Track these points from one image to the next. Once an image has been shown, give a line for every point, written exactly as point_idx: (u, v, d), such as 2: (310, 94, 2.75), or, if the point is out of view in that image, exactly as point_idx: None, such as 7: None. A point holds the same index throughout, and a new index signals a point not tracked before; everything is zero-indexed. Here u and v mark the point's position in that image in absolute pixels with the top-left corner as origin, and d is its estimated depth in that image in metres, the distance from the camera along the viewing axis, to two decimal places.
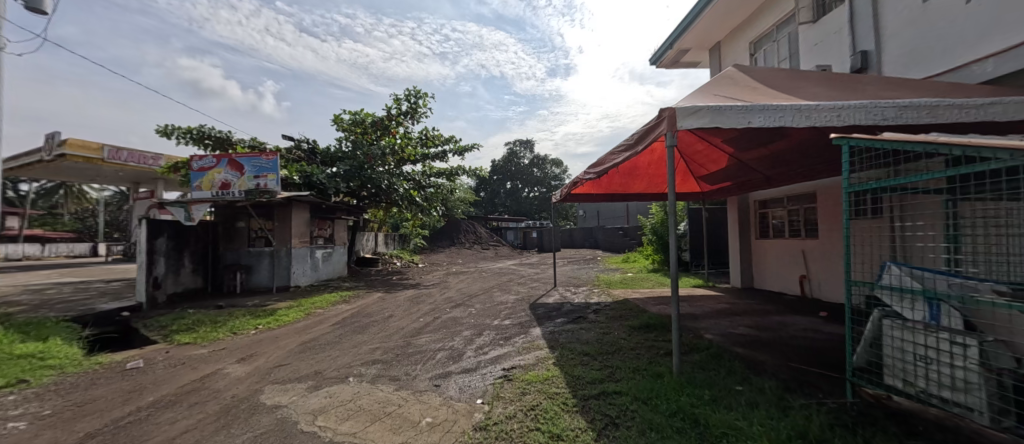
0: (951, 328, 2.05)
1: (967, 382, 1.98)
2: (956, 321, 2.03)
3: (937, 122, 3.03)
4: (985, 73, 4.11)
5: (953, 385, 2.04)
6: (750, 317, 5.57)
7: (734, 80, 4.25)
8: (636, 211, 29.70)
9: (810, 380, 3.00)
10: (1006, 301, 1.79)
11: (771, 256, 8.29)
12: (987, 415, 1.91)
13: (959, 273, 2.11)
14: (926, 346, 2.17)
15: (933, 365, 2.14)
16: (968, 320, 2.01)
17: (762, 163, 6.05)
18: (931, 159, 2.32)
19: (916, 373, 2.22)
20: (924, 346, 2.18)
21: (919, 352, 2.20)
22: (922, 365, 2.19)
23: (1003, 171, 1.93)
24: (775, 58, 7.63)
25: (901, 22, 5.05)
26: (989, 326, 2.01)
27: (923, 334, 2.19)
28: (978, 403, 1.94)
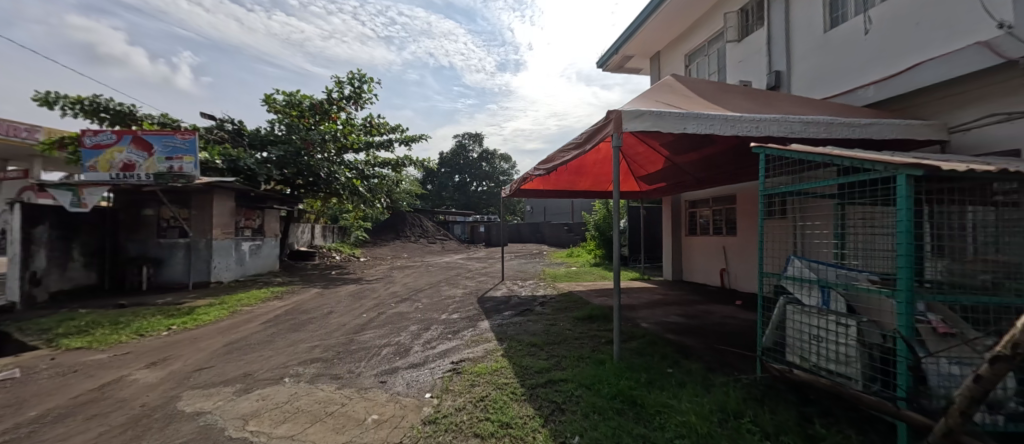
0: (837, 311, 2.42)
1: (848, 355, 2.32)
2: (841, 305, 2.41)
3: (832, 137, 3.56)
4: (868, 98, 4.79)
5: (837, 359, 2.37)
6: (680, 307, 6.09)
7: (672, 88, 4.59)
8: (580, 208, 30.93)
9: (729, 360, 3.37)
10: (880, 288, 2.15)
11: (698, 252, 9.08)
12: (860, 382, 2.25)
13: (847, 267, 2.52)
14: (819, 327, 2.51)
15: (823, 343, 2.48)
16: (851, 304, 2.40)
17: (694, 166, 6.59)
18: (826, 169, 2.71)
19: (811, 350, 2.56)
20: (818, 327, 2.52)
21: (814, 332, 2.55)
22: (815, 343, 2.54)
23: (880, 180, 2.28)
24: (707, 71, 8.28)
25: (807, 49, 5.78)
26: (867, 310, 2.38)
27: (817, 317, 2.54)
28: (855, 372, 2.28)
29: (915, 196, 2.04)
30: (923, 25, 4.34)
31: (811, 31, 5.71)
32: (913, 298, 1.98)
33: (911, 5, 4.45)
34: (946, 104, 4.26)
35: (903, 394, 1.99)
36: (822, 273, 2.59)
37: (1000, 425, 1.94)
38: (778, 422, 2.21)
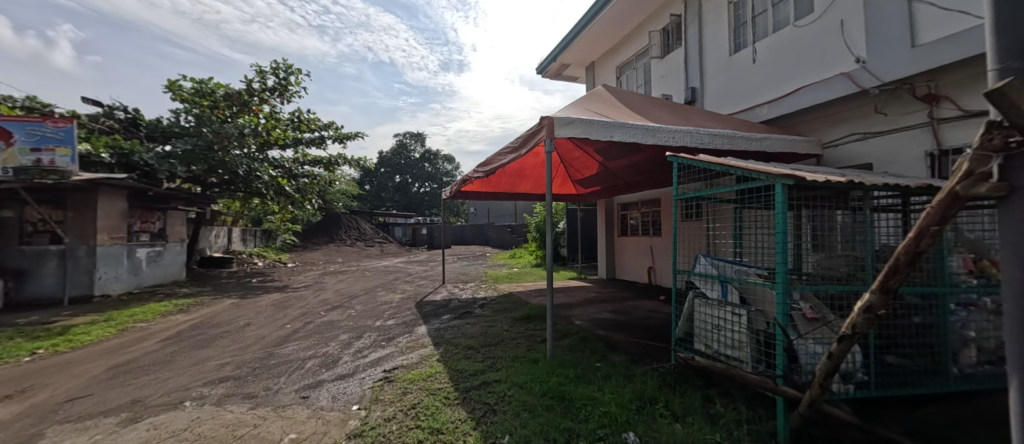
0: (732, 302, 2.68)
1: (741, 341, 2.59)
2: (737, 297, 2.65)
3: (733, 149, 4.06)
4: (763, 115, 5.51)
5: (733, 344, 2.64)
6: (612, 303, 6.46)
7: (602, 97, 4.87)
8: (523, 210, 31.46)
9: (651, 351, 3.65)
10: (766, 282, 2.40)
11: (628, 252, 9.69)
12: (749, 364, 2.52)
13: (742, 263, 2.77)
14: (719, 317, 2.77)
15: (723, 331, 2.74)
16: (745, 296, 2.64)
17: (625, 171, 7.02)
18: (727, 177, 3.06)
19: (713, 337, 2.82)
20: (719, 317, 2.78)
21: (716, 322, 2.81)
22: (716, 331, 2.80)
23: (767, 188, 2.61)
24: (635, 83, 8.90)
25: (716, 69, 6.49)
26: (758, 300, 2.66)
27: (718, 308, 2.80)
28: (746, 356, 2.55)
29: (789, 202, 2.38)
30: (803, 56, 5.13)
31: (718, 55, 6.44)
32: (786, 289, 2.29)
33: (793, 38, 5.26)
34: (821, 123, 5.04)
35: (781, 372, 2.23)
36: (721, 269, 2.82)
37: (851, 393, 2.26)
38: (687, 406, 2.45)
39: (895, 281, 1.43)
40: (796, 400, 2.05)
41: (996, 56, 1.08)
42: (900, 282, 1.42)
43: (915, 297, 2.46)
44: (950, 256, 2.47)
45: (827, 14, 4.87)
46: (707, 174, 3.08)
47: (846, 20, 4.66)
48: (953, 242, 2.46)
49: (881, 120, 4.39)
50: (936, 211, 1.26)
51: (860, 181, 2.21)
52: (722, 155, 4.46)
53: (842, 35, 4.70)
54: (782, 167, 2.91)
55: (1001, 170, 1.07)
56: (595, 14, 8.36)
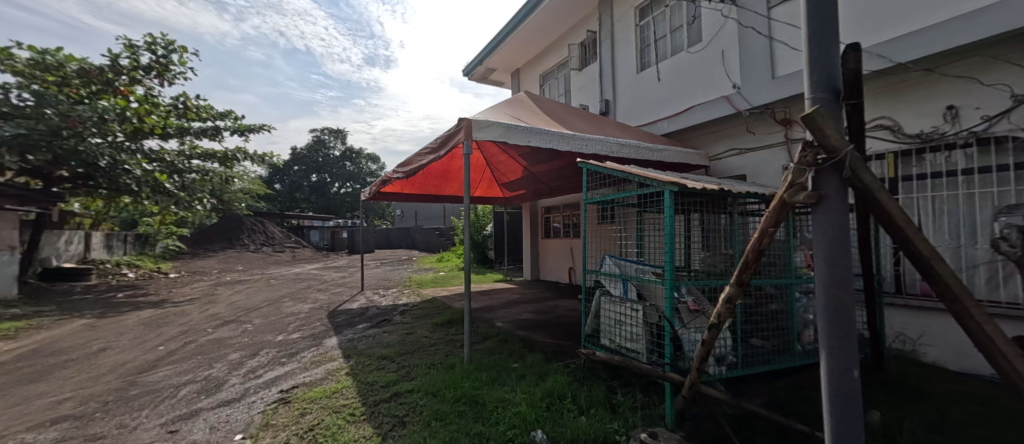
0: (631, 299, 2.87)
1: (637, 334, 2.78)
2: (635, 294, 2.85)
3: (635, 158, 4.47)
4: (663, 129, 6.15)
5: (631, 338, 2.82)
6: (534, 304, 6.65)
7: (523, 103, 5.00)
8: (451, 213, 30.98)
9: (566, 349, 3.81)
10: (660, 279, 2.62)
11: (551, 253, 10.08)
12: (644, 355, 2.72)
13: (642, 263, 2.98)
14: (620, 313, 2.95)
15: (623, 325, 2.92)
16: (641, 293, 2.85)
17: (546, 176, 7.28)
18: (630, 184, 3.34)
19: (615, 332, 2.99)
20: (620, 313, 2.95)
21: (617, 317, 2.98)
22: (617, 326, 2.97)
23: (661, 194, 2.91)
24: (557, 92, 9.31)
25: (625, 84, 7.08)
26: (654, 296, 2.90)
27: (619, 304, 2.97)
28: (641, 348, 2.74)
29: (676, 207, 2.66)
30: (694, 79, 5.84)
31: (627, 72, 7.04)
32: (673, 285, 2.55)
33: (686, 63, 5.96)
34: (708, 138, 5.78)
35: (668, 360, 2.51)
36: (624, 268, 3.01)
37: (724, 374, 2.56)
38: (591, 399, 2.60)
39: (746, 275, 1.64)
40: (679, 386, 2.28)
41: (810, 88, 1.36)
42: (750, 276, 1.64)
43: (772, 288, 2.93)
44: (795, 252, 3.02)
45: (712, 44, 5.59)
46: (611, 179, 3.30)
47: (726, 51, 5.40)
48: (797, 241, 3.04)
49: (751, 138, 5.19)
50: (771, 215, 1.49)
51: (729, 189, 2.57)
52: (627, 163, 4.88)
53: (723, 63, 5.44)
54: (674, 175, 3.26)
55: (815, 180, 1.33)
56: (519, 22, 8.55)
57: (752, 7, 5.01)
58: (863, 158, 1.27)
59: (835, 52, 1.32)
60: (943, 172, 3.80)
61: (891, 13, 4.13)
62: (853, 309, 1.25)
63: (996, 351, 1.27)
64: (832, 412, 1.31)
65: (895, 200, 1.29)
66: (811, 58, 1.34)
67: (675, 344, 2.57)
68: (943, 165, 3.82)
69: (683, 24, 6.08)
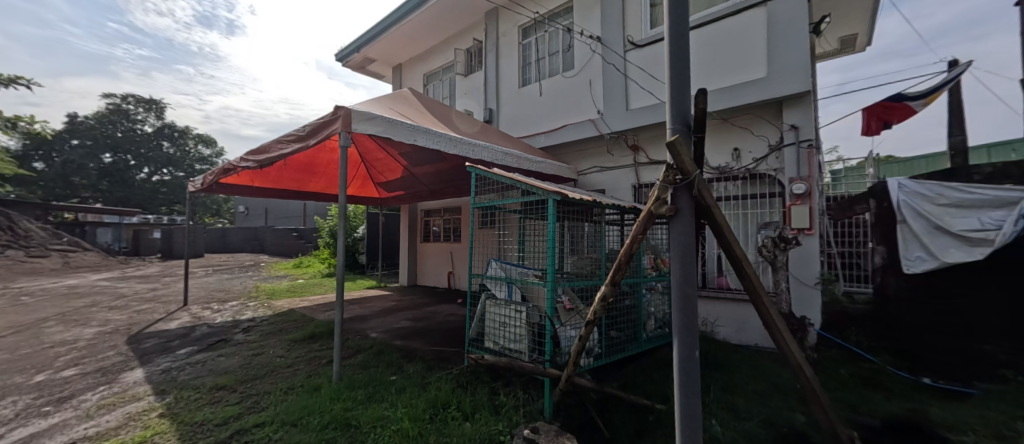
0: (515, 300, 2.97)
1: (520, 335, 2.87)
2: (519, 296, 2.96)
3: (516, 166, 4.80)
4: (541, 143, 6.66)
5: (514, 339, 2.91)
6: (411, 311, 6.38)
7: (408, 100, 4.80)
8: (315, 212, 27.61)
9: (446, 355, 3.75)
10: (543, 280, 2.78)
11: (430, 258, 9.84)
12: (526, 354, 2.82)
13: (524, 266, 3.13)
14: (505, 315, 3.01)
15: (507, 327, 2.99)
16: (525, 295, 2.98)
17: (429, 178, 7.11)
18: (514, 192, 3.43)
19: (499, 334, 3.04)
20: (504, 315, 3.01)
21: (502, 319, 3.03)
22: (501, 328, 3.03)
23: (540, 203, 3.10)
24: (441, 94, 9.21)
25: (508, 96, 7.42)
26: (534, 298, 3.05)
27: (503, 307, 3.04)
28: (523, 347, 2.84)
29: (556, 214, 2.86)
30: (568, 100, 6.45)
31: (510, 85, 7.38)
32: (553, 286, 2.73)
33: (562, 85, 6.55)
34: (578, 154, 6.48)
35: (548, 356, 2.65)
36: (508, 271, 3.11)
37: (592, 364, 2.81)
38: (476, 403, 2.59)
39: (619, 275, 1.85)
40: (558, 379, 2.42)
41: (672, 119, 1.62)
42: (622, 276, 1.85)
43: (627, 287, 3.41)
44: (643, 256, 3.59)
45: (583, 72, 6.27)
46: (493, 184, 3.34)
47: (594, 80, 6.13)
48: (644, 246, 3.61)
49: (611, 158, 6.01)
50: (641, 225, 1.71)
51: (597, 200, 2.87)
52: (509, 171, 5.12)
53: (591, 91, 6.14)
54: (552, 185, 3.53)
55: (673, 197, 1.58)
56: (403, 16, 8.17)
57: (615, 46, 5.80)
58: (706, 181, 1.57)
59: (688, 92, 1.61)
60: (734, 196, 5.16)
61: (699, 74, 5.34)
62: (697, 302, 1.52)
63: (775, 327, 1.74)
64: (680, 391, 1.55)
65: (724, 214, 1.63)
66: (673, 92, 1.60)
67: (554, 341, 2.74)
68: (734, 191, 5.16)
69: (560, 49, 6.69)
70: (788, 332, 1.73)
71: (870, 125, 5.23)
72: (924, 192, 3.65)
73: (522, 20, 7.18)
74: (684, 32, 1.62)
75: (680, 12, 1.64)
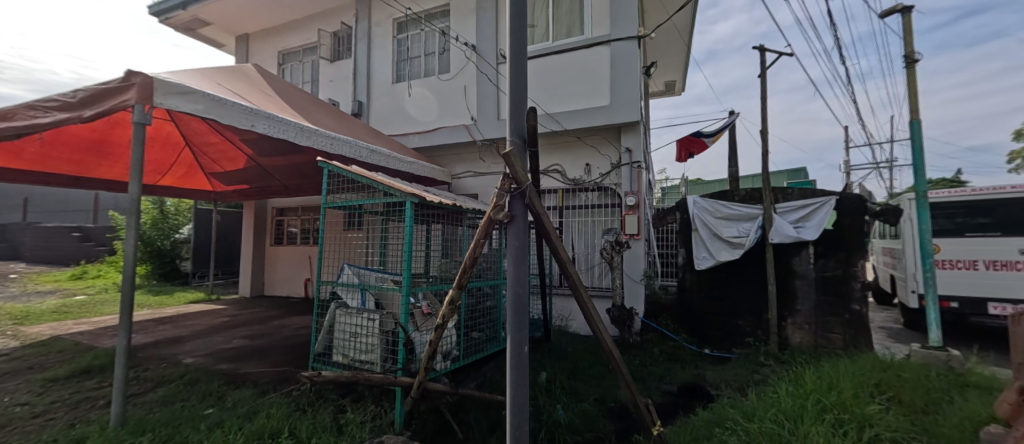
0: (369, 309, 2.77)
1: (372, 345, 2.69)
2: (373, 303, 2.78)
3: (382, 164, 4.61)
4: (414, 143, 6.50)
5: (366, 350, 2.71)
6: (250, 327, 5.42)
7: (246, 77, 4.08)
8: (111, 205, 21.07)
9: (289, 375, 3.29)
10: (399, 286, 2.67)
11: (280, 264, 8.53)
12: (379, 365, 2.66)
13: (382, 271, 2.97)
14: (357, 325, 2.78)
15: (358, 338, 2.76)
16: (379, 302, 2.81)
17: (279, 171, 6.17)
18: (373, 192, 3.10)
19: (350, 346, 2.79)
20: (356, 325, 2.78)
21: (353, 330, 2.79)
22: (352, 340, 2.79)
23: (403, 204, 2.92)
24: (300, 77, 8.14)
25: (379, 91, 7.01)
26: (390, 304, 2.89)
27: (356, 316, 2.80)
28: (376, 358, 2.68)
29: (417, 217, 2.79)
30: (441, 103, 6.43)
31: (383, 80, 6.97)
32: (410, 291, 2.62)
33: (437, 87, 6.49)
34: (451, 158, 6.54)
35: (401, 365, 2.53)
36: (364, 277, 2.90)
37: (449, 368, 2.80)
38: (314, 428, 2.32)
39: (466, 279, 1.84)
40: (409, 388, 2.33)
41: (512, 132, 1.75)
42: (467, 280, 1.85)
43: (489, 289, 3.54)
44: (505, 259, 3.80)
45: (458, 77, 6.33)
46: (353, 183, 3.08)
47: (467, 86, 6.24)
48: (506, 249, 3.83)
49: (481, 165, 6.25)
50: (482, 229, 1.77)
51: (461, 205, 2.91)
52: (372, 170, 4.83)
53: (465, 96, 6.25)
54: (416, 187, 3.43)
55: (509, 204, 1.70)
56: None
57: (488, 57, 6.03)
58: (536, 191, 1.73)
59: (525, 109, 1.77)
60: (583, 205, 5.89)
61: (558, 95, 5.89)
62: (528, 301, 1.65)
63: (593, 319, 2.02)
64: (513, 385, 1.66)
65: (551, 219, 1.85)
66: (512, 108, 1.72)
67: (409, 349, 2.64)
68: (585, 201, 5.90)
69: (435, 51, 6.63)
70: (602, 321, 2.03)
71: (681, 155, 6.67)
72: (707, 207, 4.74)
73: (396, 14, 6.88)
74: (522, 53, 1.77)
75: (518, 36, 1.80)
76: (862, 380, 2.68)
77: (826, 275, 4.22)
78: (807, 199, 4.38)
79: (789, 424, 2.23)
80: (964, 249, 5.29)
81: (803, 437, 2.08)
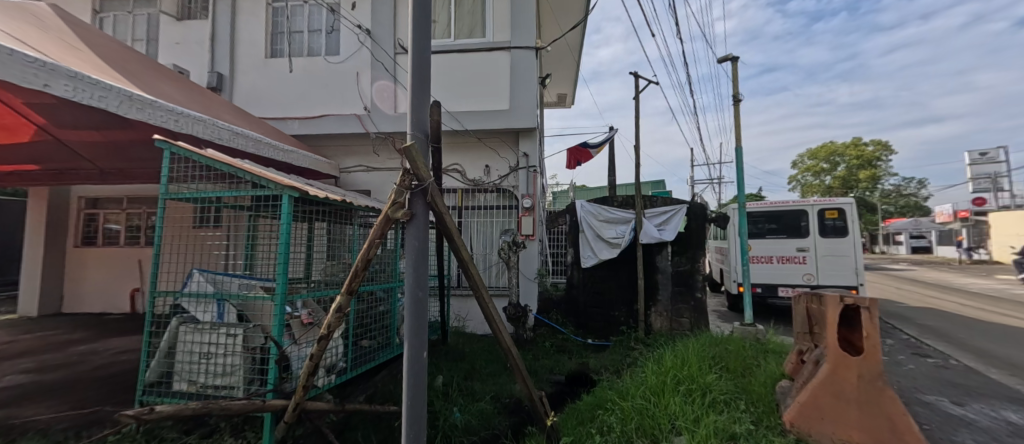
0: (228, 323, 2.32)
1: (233, 366, 2.26)
2: (233, 316, 2.34)
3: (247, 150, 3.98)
4: (294, 130, 5.76)
5: (223, 372, 2.27)
6: (38, 356, 4.09)
7: (40, 22, 3.04)
8: None
9: (100, 418, 2.56)
10: (270, 294, 2.31)
11: (91, 271, 6.64)
12: (241, 388, 2.25)
13: (248, 276, 2.53)
14: (210, 343, 2.30)
15: (212, 359, 2.29)
16: (242, 313, 2.38)
17: (92, 150, 4.75)
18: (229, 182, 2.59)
19: (199, 370, 2.29)
20: (209, 343, 2.30)
21: (203, 350, 2.30)
22: (203, 362, 2.29)
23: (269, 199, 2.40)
24: (129, 33, 6.44)
25: (248, 64, 6.00)
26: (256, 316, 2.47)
27: (209, 332, 2.32)
28: (238, 381, 2.26)
29: (294, 214, 2.43)
30: (328, 88, 5.81)
31: (253, 52, 5.98)
32: (285, 299, 2.27)
33: (323, 70, 5.83)
34: (339, 151, 5.97)
35: (272, 385, 2.15)
36: (222, 285, 2.43)
37: (333, 382, 2.50)
38: None
39: (356, 283, 1.65)
40: (281, 412, 1.99)
41: (413, 126, 1.63)
42: (360, 284, 1.66)
43: (382, 292, 3.30)
44: (399, 260, 3.60)
45: (349, 62, 5.78)
46: (207, 170, 2.53)
47: (360, 73, 5.75)
48: (401, 250, 3.63)
49: (375, 159, 5.87)
50: (378, 229, 1.61)
51: (352, 201, 2.65)
52: (235, 156, 4.09)
53: (357, 84, 5.75)
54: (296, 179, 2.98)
55: (409, 201, 1.58)
56: None
57: (385, 45, 5.67)
58: (439, 189, 1.65)
59: (428, 101, 1.67)
60: (481, 206, 5.94)
61: (459, 94, 5.83)
62: (428, 304, 1.56)
63: (493, 318, 2.02)
64: (408, 393, 1.55)
65: (453, 219, 1.79)
66: (413, 98, 1.61)
67: (282, 366, 2.28)
68: (482, 201, 5.95)
69: (322, 29, 5.95)
70: (500, 320, 2.05)
71: (570, 163, 7.21)
72: (592, 210, 5.22)
73: None
74: (425, 45, 1.66)
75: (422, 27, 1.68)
76: (703, 355, 3.21)
77: (680, 269, 5.01)
78: (667, 207, 5.16)
79: (654, 398, 2.54)
80: (767, 248, 6.83)
81: (664, 408, 2.40)
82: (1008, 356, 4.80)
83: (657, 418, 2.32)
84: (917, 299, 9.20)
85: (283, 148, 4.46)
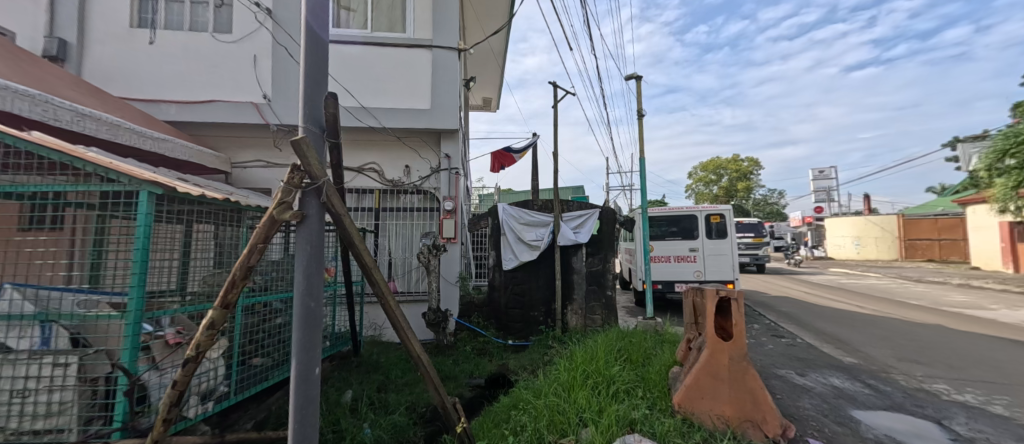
0: (57, 350, 1.87)
1: (62, 403, 1.82)
2: (64, 342, 1.89)
3: (99, 137, 3.28)
4: (170, 116, 4.95)
5: (46, 413, 1.81)
6: None
7: None
8: None
9: None
10: (121, 312, 1.92)
11: None
12: (75, 430, 1.82)
13: (90, 291, 2.06)
14: (26, 378, 1.82)
15: (30, 398, 1.81)
16: (78, 337, 1.94)
17: None
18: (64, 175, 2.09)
19: (8, 413, 1.79)
20: (24, 378, 1.82)
21: (16, 387, 1.81)
22: (16, 402, 1.80)
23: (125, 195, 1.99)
24: None
25: (107, 33, 4.98)
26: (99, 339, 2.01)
27: (25, 364, 1.83)
28: (69, 421, 1.82)
29: (158, 214, 2.04)
30: (216, 70, 5.07)
31: (114, 19, 4.98)
32: (142, 317, 1.90)
33: (211, 49, 5.07)
34: (231, 142, 5.30)
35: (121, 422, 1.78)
36: (50, 304, 1.94)
37: (209, 411, 2.17)
38: None
39: (233, 295, 1.42)
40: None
41: (305, 118, 1.48)
42: (238, 296, 1.45)
43: (279, 303, 2.96)
44: None
45: (244, 42, 5.11)
46: (34, 159, 2.01)
47: (258, 57, 5.12)
48: None
49: (277, 154, 5.34)
50: (260, 231, 1.43)
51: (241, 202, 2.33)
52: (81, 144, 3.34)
53: (254, 68, 5.11)
54: (164, 173, 2.52)
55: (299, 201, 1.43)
56: None
57: (290, 29, 5.13)
58: (334, 188, 1.53)
59: (323, 93, 1.53)
60: (399, 207, 5.68)
61: (376, 89, 5.52)
62: (321, 315, 1.42)
63: (401, 326, 1.92)
64: (296, 414, 1.40)
65: (354, 223, 1.67)
66: (306, 88, 1.46)
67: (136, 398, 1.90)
68: (400, 203, 5.69)
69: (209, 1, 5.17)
70: (409, 327, 1.95)
71: (494, 167, 7.26)
72: (513, 213, 5.33)
73: None
74: (322, 40, 1.52)
75: (319, 17, 1.54)
76: (611, 349, 3.44)
77: (593, 270, 5.33)
78: (581, 211, 5.46)
79: (564, 394, 2.65)
80: (666, 249, 7.62)
81: (573, 403, 2.52)
82: (837, 333, 5.97)
83: (566, 413, 2.42)
84: (778, 290, 11.03)
85: (149, 135, 3.76)
